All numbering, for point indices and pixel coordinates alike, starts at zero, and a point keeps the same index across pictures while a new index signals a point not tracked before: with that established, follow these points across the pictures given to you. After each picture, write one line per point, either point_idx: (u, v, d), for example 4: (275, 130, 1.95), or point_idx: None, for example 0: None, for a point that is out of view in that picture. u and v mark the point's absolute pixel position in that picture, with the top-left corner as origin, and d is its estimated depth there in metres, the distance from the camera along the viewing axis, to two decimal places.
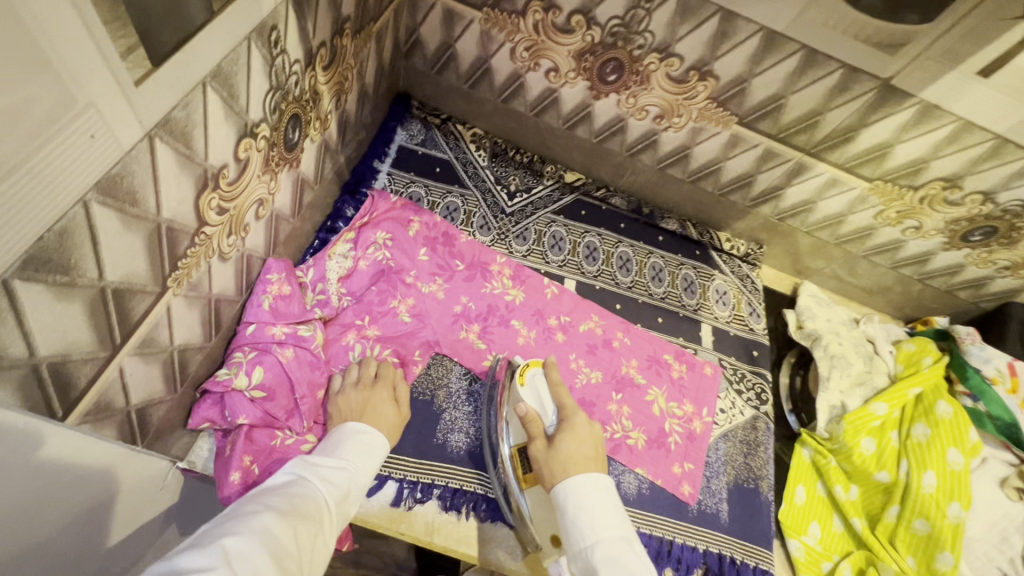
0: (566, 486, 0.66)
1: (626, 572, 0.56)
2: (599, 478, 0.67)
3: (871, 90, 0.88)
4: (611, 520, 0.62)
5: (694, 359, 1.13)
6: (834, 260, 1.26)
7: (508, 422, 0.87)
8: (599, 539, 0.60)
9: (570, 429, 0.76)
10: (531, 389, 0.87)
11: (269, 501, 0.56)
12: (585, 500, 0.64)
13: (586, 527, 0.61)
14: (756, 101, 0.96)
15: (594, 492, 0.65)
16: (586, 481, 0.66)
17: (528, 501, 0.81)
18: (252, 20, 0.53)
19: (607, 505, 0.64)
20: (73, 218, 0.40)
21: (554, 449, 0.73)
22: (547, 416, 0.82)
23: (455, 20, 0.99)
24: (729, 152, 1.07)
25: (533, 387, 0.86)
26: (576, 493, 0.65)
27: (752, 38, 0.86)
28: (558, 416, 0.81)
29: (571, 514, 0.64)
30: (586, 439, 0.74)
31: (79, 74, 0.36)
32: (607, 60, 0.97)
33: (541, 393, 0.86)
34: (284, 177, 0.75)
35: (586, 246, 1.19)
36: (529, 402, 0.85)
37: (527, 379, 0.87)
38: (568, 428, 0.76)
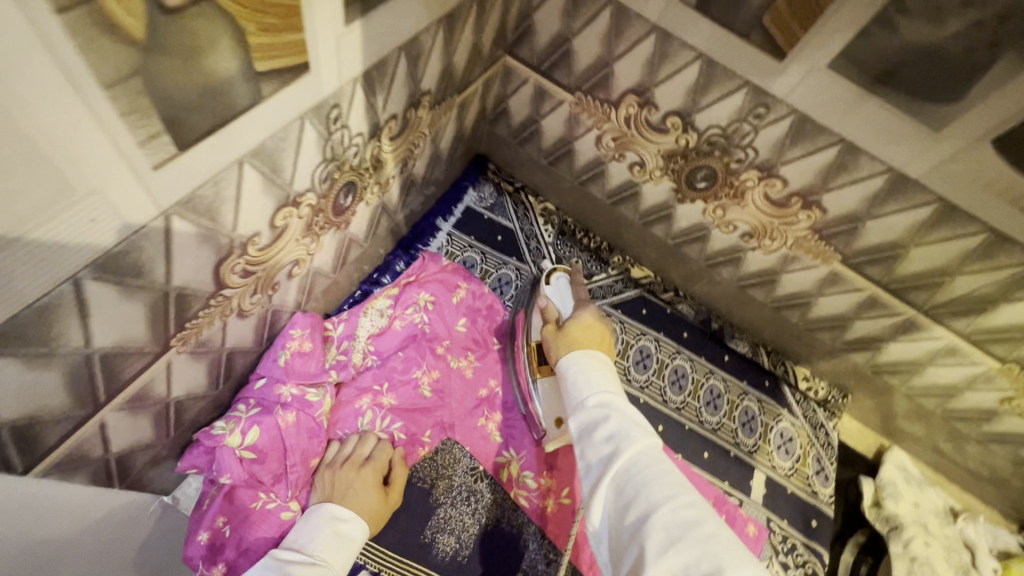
0: (565, 358, 0.68)
1: (621, 408, 0.59)
2: (596, 352, 0.68)
3: (1022, 263, 0.72)
4: (607, 374, 0.64)
5: (736, 511, 0.96)
6: (937, 432, 1.05)
7: (531, 316, 0.92)
8: (595, 390, 0.62)
9: (580, 318, 0.77)
10: (555, 289, 0.88)
11: None
12: (582, 359, 0.65)
13: (584, 381, 0.63)
14: (869, 244, 0.82)
15: (591, 359, 0.66)
16: (580, 355, 0.67)
17: (541, 391, 0.88)
18: (310, 100, 0.50)
19: (603, 362, 0.66)
20: (60, 295, 0.38)
21: (563, 332, 0.76)
22: (563, 306, 0.84)
23: (545, 98, 0.95)
24: (823, 288, 0.93)
25: (556, 285, 0.88)
26: (574, 359, 0.66)
27: (876, 178, 0.73)
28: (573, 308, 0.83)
29: (570, 373, 0.65)
30: (593, 326, 0.75)
31: (85, 163, 0.34)
32: (699, 166, 0.88)
33: (563, 291, 0.88)
34: (329, 238, 0.73)
35: (639, 351, 1.07)
36: (550, 297, 0.87)
37: (552, 279, 0.89)
38: (576, 318, 0.77)
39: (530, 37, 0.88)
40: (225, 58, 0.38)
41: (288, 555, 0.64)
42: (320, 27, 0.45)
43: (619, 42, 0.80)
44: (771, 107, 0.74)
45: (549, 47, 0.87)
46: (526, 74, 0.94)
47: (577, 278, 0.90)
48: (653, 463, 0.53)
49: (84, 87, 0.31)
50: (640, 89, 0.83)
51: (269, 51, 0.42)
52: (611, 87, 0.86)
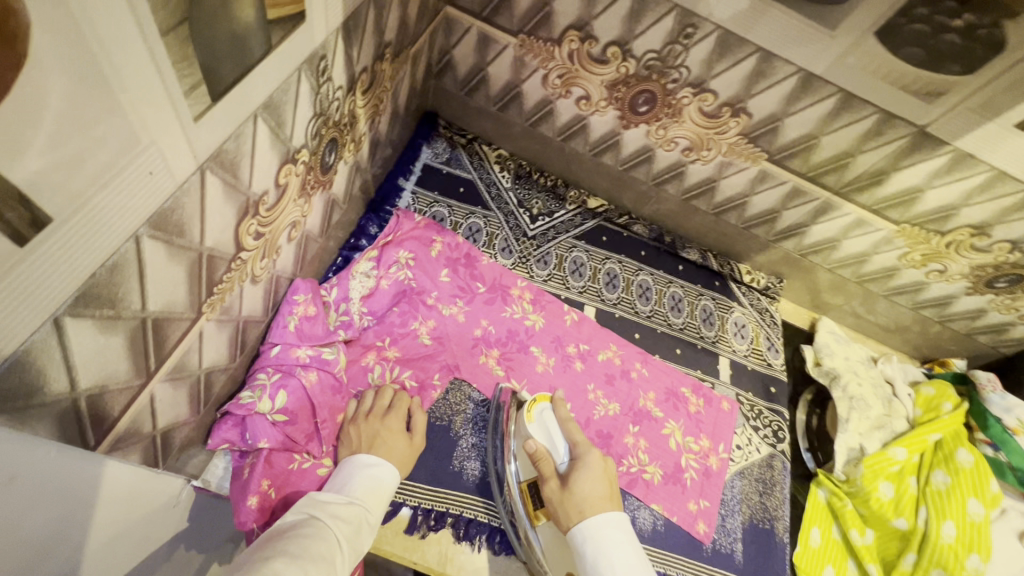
0: (583, 529, 0.68)
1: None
2: (614, 517, 0.69)
3: (905, 135, 0.88)
4: (631, 562, 0.65)
5: (711, 393, 1.12)
6: (853, 297, 1.25)
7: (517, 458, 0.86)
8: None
9: (585, 468, 0.76)
10: (540, 425, 0.84)
11: (279, 547, 0.57)
12: (604, 543, 0.66)
13: (609, 572, 0.64)
14: (788, 139, 0.95)
15: (613, 534, 0.67)
16: (602, 522, 0.68)
17: (540, 539, 0.80)
18: (305, 51, 0.52)
19: (626, 544, 0.67)
20: (125, 253, 0.40)
21: (569, 490, 0.74)
22: (557, 453, 0.80)
23: (490, 45, 0.99)
24: (755, 187, 1.07)
25: (541, 423, 0.84)
26: (596, 536, 0.67)
27: (789, 79, 0.86)
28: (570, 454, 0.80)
29: (592, 558, 0.66)
30: (599, 474, 0.76)
31: (147, 113, 0.35)
32: (640, 92, 0.97)
33: (550, 428, 0.83)
34: (317, 199, 0.75)
35: (607, 273, 1.18)
36: (538, 439, 0.82)
37: (535, 415, 0.84)
38: (582, 467, 0.76)
39: None
40: (247, 5, 0.40)
41: (323, 495, 0.68)
42: None
43: None
44: (698, 26, 0.84)
45: None
46: (468, 23, 0.97)
47: (560, 409, 0.86)
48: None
49: (150, 35, 0.33)
50: (580, 24, 0.90)
51: None
52: (553, 25, 0.92)
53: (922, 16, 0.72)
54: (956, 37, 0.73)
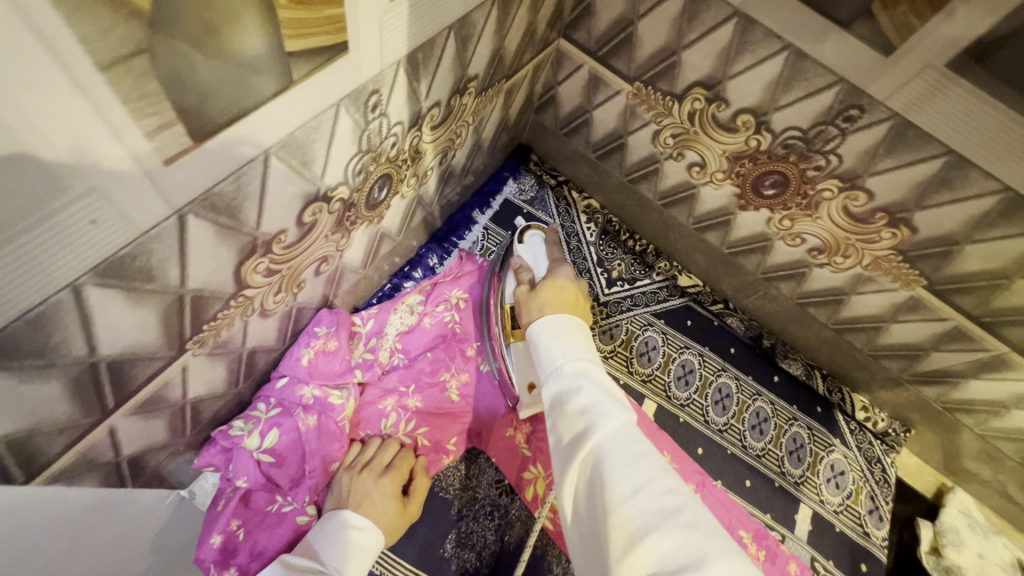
0: (541, 322, 0.57)
1: (598, 379, 0.50)
2: (574, 318, 0.58)
3: None
4: (582, 342, 0.55)
5: (777, 547, 0.88)
6: (1009, 479, 0.94)
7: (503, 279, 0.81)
8: (572, 356, 0.52)
9: (553, 278, 0.68)
10: (529, 246, 0.79)
11: None
12: (559, 326, 0.55)
13: (557, 348, 0.53)
14: (961, 270, 0.72)
15: (565, 320, 0.57)
16: (556, 318, 0.57)
17: (513, 352, 0.77)
18: (347, 86, 0.44)
19: (580, 330, 0.56)
20: (57, 303, 0.33)
21: (534, 293, 0.66)
22: (537, 267, 0.75)
23: (600, 87, 0.87)
24: (898, 314, 0.83)
25: (530, 245, 0.79)
26: (553, 327, 0.56)
27: (985, 198, 0.63)
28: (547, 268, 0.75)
29: (544, 342, 0.55)
30: (568, 285, 0.66)
31: (79, 157, 0.28)
32: (769, 172, 0.79)
33: (538, 250, 0.79)
34: (360, 233, 0.68)
35: (681, 365, 1.00)
36: (523, 256, 0.78)
37: (526, 237, 0.80)
38: (549, 279, 0.68)
39: (589, 19, 0.79)
40: (251, 37, 0.32)
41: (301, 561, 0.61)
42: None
43: (692, 28, 0.70)
44: (866, 110, 0.65)
45: (610, 31, 0.78)
46: (580, 60, 0.85)
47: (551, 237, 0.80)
48: (631, 445, 0.44)
49: (79, 69, 0.25)
50: (710, 82, 0.74)
51: (304, 25, 0.35)
52: (676, 78, 0.77)
53: None
54: None
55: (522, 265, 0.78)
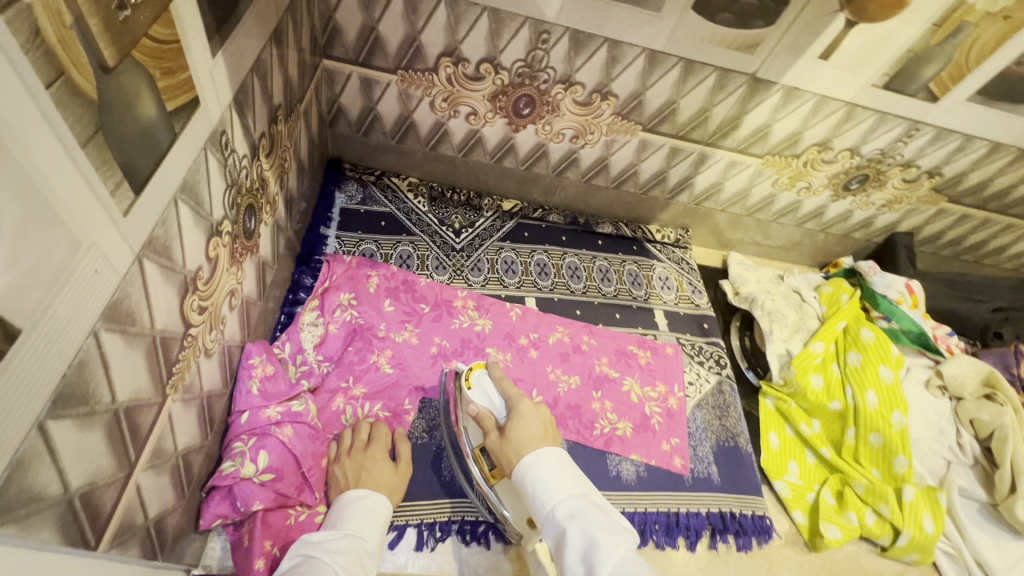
0: (522, 464, 0.72)
1: (589, 524, 0.63)
2: (548, 451, 0.73)
3: (743, 84, 1.04)
4: (566, 482, 0.70)
5: (656, 343, 1.24)
6: (749, 228, 1.42)
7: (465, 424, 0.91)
8: (560, 500, 0.67)
9: (520, 416, 0.80)
10: (479, 389, 0.89)
11: None
12: (540, 471, 0.71)
13: (547, 497, 0.68)
14: (653, 109, 1.09)
15: (547, 463, 0.72)
16: (538, 458, 0.72)
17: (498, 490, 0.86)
18: (206, 131, 0.57)
19: (560, 468, 0.71)
20: (88, 350, 0.43)
21: (508, 437, 0.78)
22: (495, 408, 0.85)
23: (373, 86, 1.06)
24: (641, 156, 1.20)
25: (480, 388, 0.88)
26: (532, 471, 0.71)
27: (639, 58, 0.99)
28: (507, 408, 0.85)
29: (531, 488, 0.70)
30: (533, 419, 0.80)
31: (82, 219, 0.39)
32: (519, 97, 1.07)
33: (488, 390, 0.88)
34: (248, 265, 0.78)
35: (537, 264, 1.27)
36: (479, 403, 0.87)
37: (473, 381, 0.89)
38: (517, 417, 0.80)
39: (340, 36, 0.97)
40: (148, 103, 0.45)
41: (317, 535, 0.71)
42: (196, 61, 0.52)
43: (418, 16, 0.93)
44: (551, 31, 0.95)
45: (360, 40, 0.98)
46: (347, 70, 1.03)
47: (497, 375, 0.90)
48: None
49: (74, 151, 0.37)
50: (449, 50, 0.99)
51: (173, 91, 0.48)
52: (425, 57, 1.00)
53: None
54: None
55: (480, 409, 0.86)
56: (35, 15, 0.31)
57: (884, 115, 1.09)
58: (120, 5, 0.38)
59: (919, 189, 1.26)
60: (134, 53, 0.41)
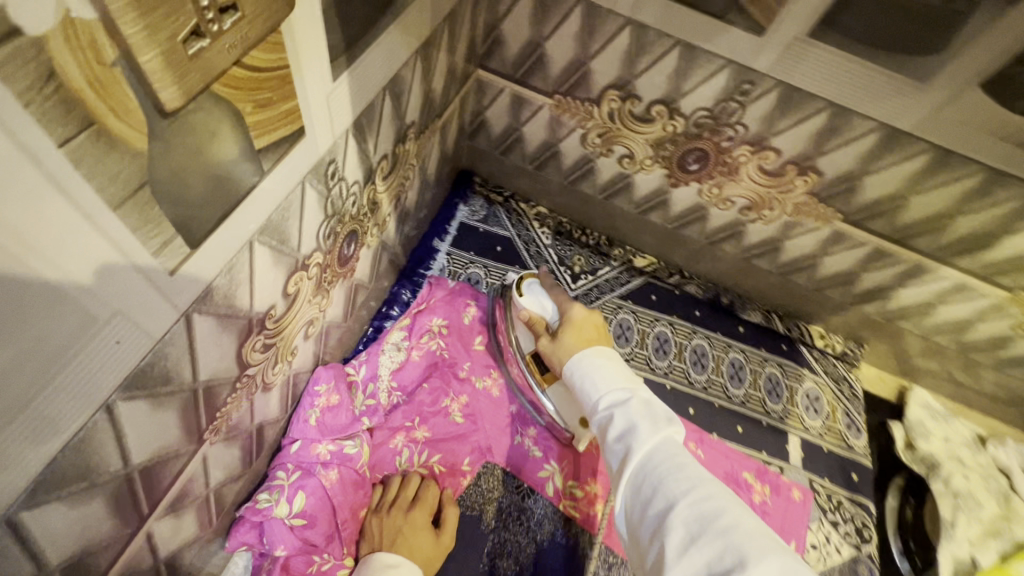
0: (571, 359, 0.68)
1: (634, 407, 0.58)
2: (601, 347, 0.68)
3: (1021, 196, 0.73)
4: (615, 370, 0.64)
5: (779, 479, 0.98)
6: (953, 365, 1.07)
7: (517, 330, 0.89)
8: (606, 388, 0.62)
9: (570, 322, 0.76)
10: (532, 298, 0.85)
11: None
12: (589, 359, 0.65)
13: (591, 383, 0.63)
14: (867, 200, 0.83)
15: (597, 353, 0.66)
16: (589, 352, 0.67)
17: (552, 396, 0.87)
18: (310, 162, 0.48)
19: (611, 358, 0.66)
20: (94, 425, 0.36)
21: (559, 341, 0.74)
22: (547, 314, 0.81)
23: (524, 105, 0.93)
24: (828, 248, 0.94)
25: (532, 295, 0.84)
26: (580, 362, 0.66)
27: (869, 135, 0.74)
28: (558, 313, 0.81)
29: (577, 375, 0.66)
30: (584, 325, 0.75)
31: (102, 290, 0.31)
32: (690, 150, 0.88)
33: (541, 296, 0.84)
34: (338, 290, 0.71)
35: (656, 337, 1.08)
36: (530, 307, 0.83)
37: (524, 289, 0.85)
38: (567, 323, 0.75)
39: (501, 46, 0.85)
40: (228, 145, 0.36)
41: None
42: (311, 88, 0.42)
43: (594, 39, 0.78)
44: (756, 82, 0.74)
45: (522, 56, 0.85)
46: (500, 84, 0.91)
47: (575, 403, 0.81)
48: (667, 459, 0.53)
49: (99, 215, 0.28)
50: (620, 83, 0.82)
51: (266, 126, 0.39)
52: (591, 85, 0.84)
53: None
54: None
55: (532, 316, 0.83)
56: (49, 51, 0.23)
57: None
58: (194, 31, 0.28)
59: None
60: (214, 86, 0.32)
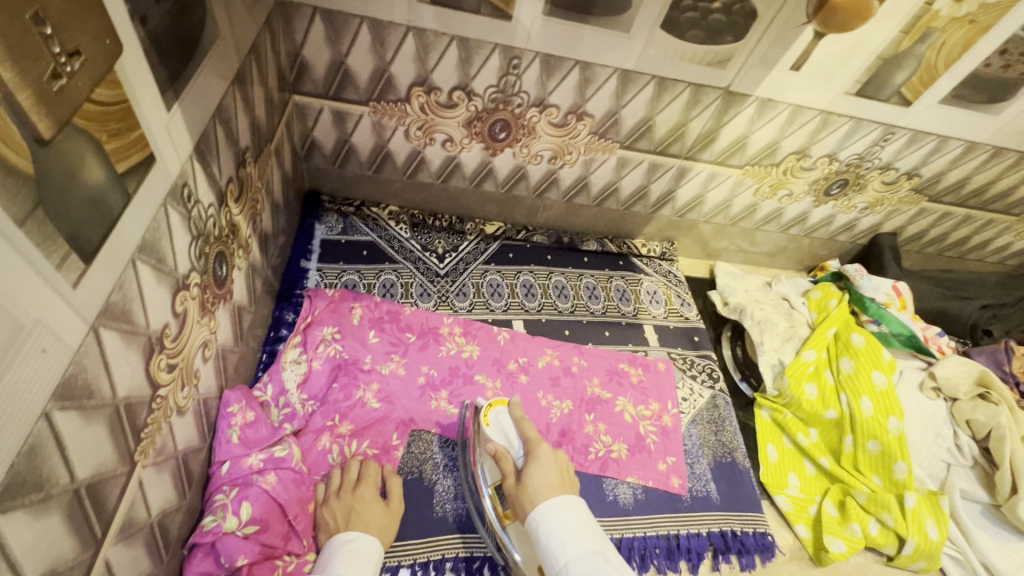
0: (538, 513, 0.72)
1: None
2: (565, 499, 0.73)
3: (717, 98, 1.04)
4: (583, 537, 0.69)
5: (647, 360, 1.22)
6: (734, 236, 1.41)
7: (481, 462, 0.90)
8: (575, 557, 0.66)
9: (537, 461, 0.81)
10: (497, 427, 0.93)
11: None
12: (556, 522, 0.70)
13: (560, 550, 0.67)
14: (629, 127, 1.09)
15: (564, 513, 0.71)
16: (555, 505, 0.72)
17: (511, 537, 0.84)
18: (165, 185, 0.55)
19: (577, 519, 0.71)
20: (39, 433, 0.40)
21: (524, 483, 0.78)
22: (513, 447, 0.89)
23: (345, 118, 1.04)
24: (620, 173, 1.20)
25: (498, 425, 0.92)
26: (547, 521, 0.71)
27: (611, 78, 0.99)
28: (524, 448, 0.87)
29: (545, 537, 0.70)
30: (550, 467, 0.80)
31: (24, 299, 0.37)
32: (494, 122, 1.06)
33: (506, 428, 0.93)
34: (221, 313, 0.75)
35: (523, 285, 1.26)
36: (496, 439, 0.91)
37: (492, 418, 0.93)
38: (534, 462, 0.81)
39: (308, 71, 0.96)
40: (97, 169, 0.43)
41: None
42: (150, 119, 0.50)
43: (387, 48, 0.92)
44: (521, 56, 0.95)
45: (329, 74, 0.96)
46: (318, 104, 1.01)
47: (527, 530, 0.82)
48: None
49: (10, 231, 0.35)
50: (421, 80, 0.98)
51: (123, 151, 0.47)
52: (397, 87, 0.99)
53: (689, 6, 0.88)
54: (720, 15, 0.89)
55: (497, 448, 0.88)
56: None
57: (860, 120, 1.09)
58: (53, 74, 0.36)
59: (899, 190, 1.27)
60: (75, 119, 0.40)
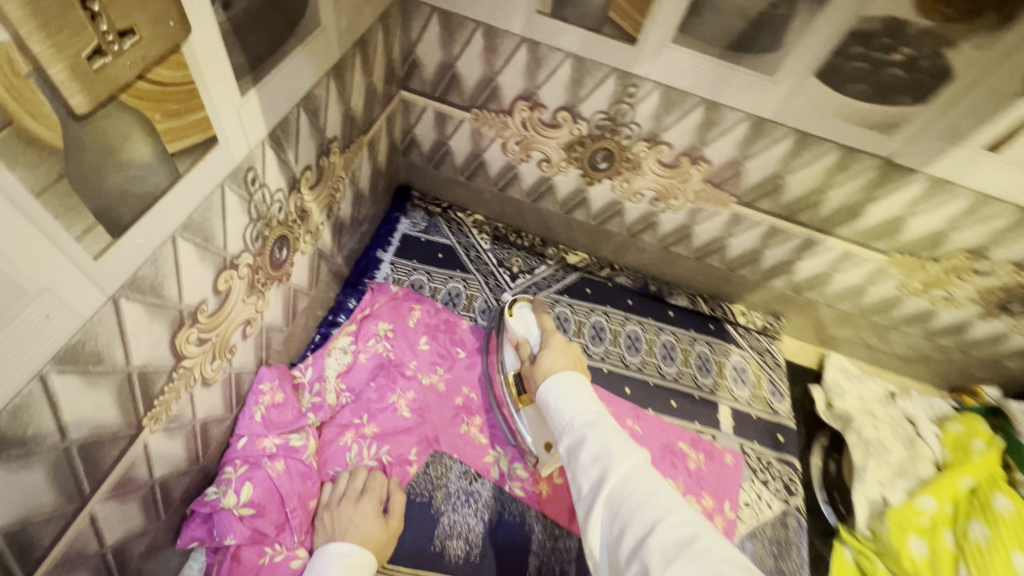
0: (548, 383, 0.70)
1: (605, 428, 0.60)
2: (575, 372, 0.71)
3: (873, 168, 0.85)
4: (588, 400, 0.66)
5: (712, 446, 1.05)
6: (862, 329, 1.17)
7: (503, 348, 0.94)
8: (580, 413, 0.64)
9: (550, 347, 0.81)
10: (520, 319, 0.91)
11: None
12: (564, 387, 0.68)
13: (566, 409, 0.65)
14: (752, 182, 0.93)
15: (573, 382, 0.68)
16: (565, 376, 0.70)
17: (525, 419, 0.89)
18: (226, 167, 0.55)
19: (586, 387, 0.68)
20: (29, 394, 0.41)
21: (538, 365, 0.78)
22: (531, 338, 0.88)
23: (447, 121, 1.02)
24: (731, 230, 1.04)
25: (521, 318, 0.91)
26: (557, 388, 0.68)
27: (740, 125, 0.85)
28: (542, 337, 0.86)
29: (553, 402, 0.67)
30: (563, 351, 0.79)
31: (29, 266, 0.37)
32: (597, 150, 0.98)
33: (529, 322, 0.90)
34: (273, 293, 0.76)
35: (592, 326, 1.15)
36: (518, 331, 0.90)
37: (516, 311, 0.92)
38: (548, 348, 0.80)
39: (419, 69, 0.95)
40: (140, 146, 0.42)
41: None
42: (219, 103, 0.50)
43: (497, 57, 0.88)
44: (639, 85, 0.85)
45: (438, 75, 0.95)
46: (423, 103, 1.01)
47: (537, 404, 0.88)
48: (642, 483, 0.54)
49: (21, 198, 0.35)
50: (527, 94, 0.92)
51: (176, 132, 0.46)
52: (501, 98, 0.94)
53: (858, 55, 0.71)
54: (899, 71, 0.71)
55: (519, 338, 0.90)
56: None
57: None
58: (97, 51, 0.36)
59: None
60: (122, 96, 0.39)
